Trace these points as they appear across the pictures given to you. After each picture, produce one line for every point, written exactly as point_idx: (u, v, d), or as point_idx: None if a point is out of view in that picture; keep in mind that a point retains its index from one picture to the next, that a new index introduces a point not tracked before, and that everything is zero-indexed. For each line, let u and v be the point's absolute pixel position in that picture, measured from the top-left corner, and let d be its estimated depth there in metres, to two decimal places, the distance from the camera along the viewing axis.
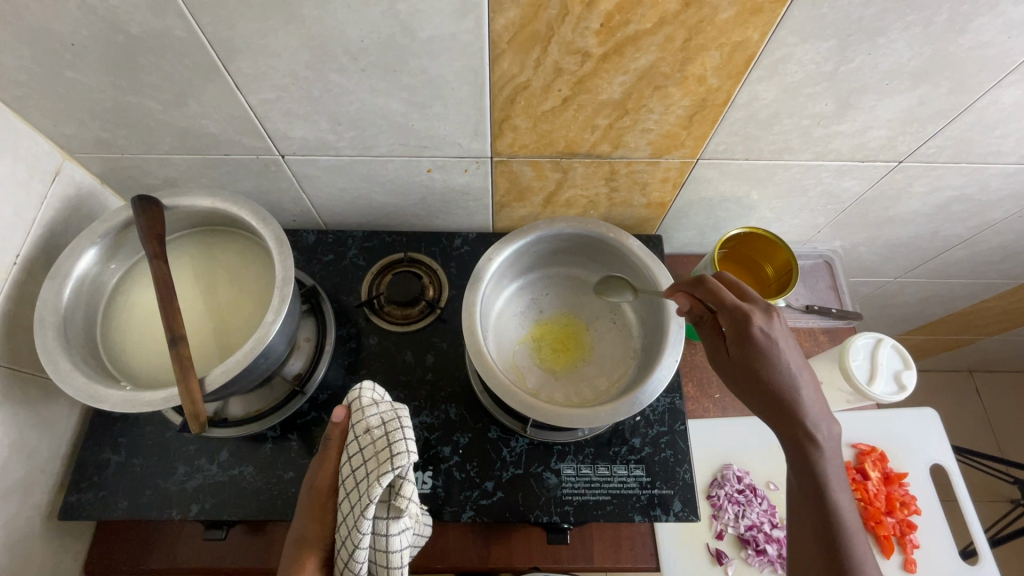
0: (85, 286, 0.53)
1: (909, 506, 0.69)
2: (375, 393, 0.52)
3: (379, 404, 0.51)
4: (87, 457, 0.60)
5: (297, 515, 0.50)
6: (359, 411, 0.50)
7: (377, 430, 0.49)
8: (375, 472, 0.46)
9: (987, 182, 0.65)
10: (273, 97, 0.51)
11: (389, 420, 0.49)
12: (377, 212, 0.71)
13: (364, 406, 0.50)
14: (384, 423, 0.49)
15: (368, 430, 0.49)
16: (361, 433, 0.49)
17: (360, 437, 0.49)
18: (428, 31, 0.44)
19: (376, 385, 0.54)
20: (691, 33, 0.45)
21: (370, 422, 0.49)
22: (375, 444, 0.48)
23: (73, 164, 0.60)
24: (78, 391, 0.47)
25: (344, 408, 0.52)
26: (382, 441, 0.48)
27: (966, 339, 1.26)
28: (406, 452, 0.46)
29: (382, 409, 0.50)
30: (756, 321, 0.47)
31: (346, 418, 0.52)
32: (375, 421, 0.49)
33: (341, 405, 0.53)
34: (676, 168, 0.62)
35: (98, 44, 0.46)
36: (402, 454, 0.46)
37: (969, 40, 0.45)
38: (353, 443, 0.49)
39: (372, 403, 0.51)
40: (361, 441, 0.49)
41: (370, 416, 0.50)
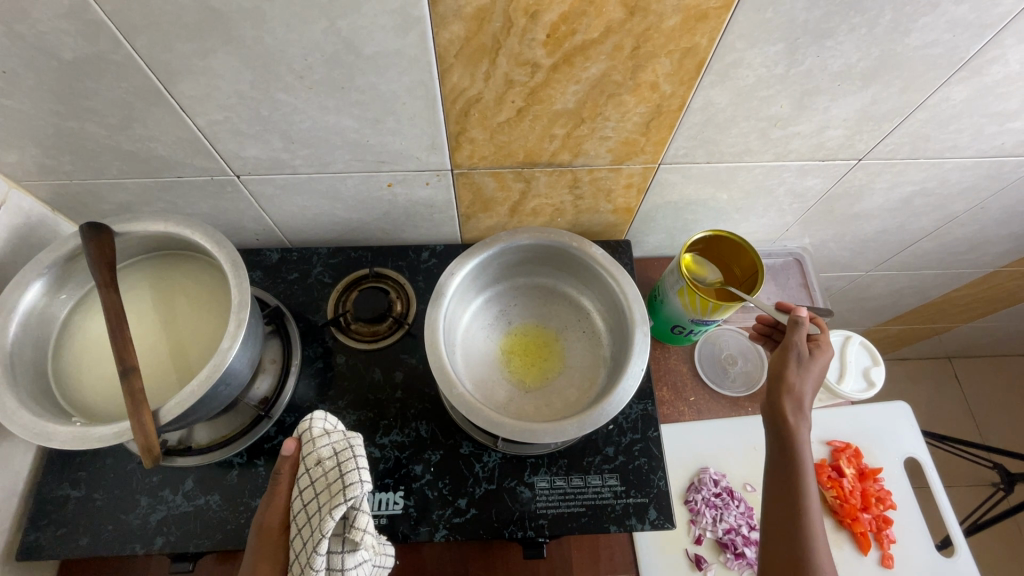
0: (32, 320, 0.52)
1: (885, 501, 0.69)
2: (326, 422, 0.51)
3: (331, 434, 0.50)
4: (45, 494, 0.58)
5: (247, 556, 0.48)
6: (310, 443, 0.49)
7: (329, 460, 0.48)
8: (327, 505, 0.45)
9: (946, 176, 0.66)
10: (221, 118, 0.50)
11: (341, 450, 0.48)
12: (342, 228, 0.69)
13: (314, 437, 0.49)
14: (336, 453, 0.48)
15: (319, 462, 0.48)
16: (312, 466, 0.48)
17: (312, 470, 0.48)
18: (372, 47, 0.43)
19: (328, 414, 0.52)
20: (639, 41, 0.44)
21: (321, 453, 0.48)
22: (326, 476, 0.47)
23: (20, 192, 0.58)
24: (25, 429, 0.45)
25: (293, 439, 0.50)
26: (334, 472, 0.46)
27: (942, 328, 1.27)
28: (358, 482, 0.45)
29: (334, 439, 0.49)
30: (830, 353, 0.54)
31: (296, 450, 0.50)
32: (327, 452, 0.48)
33: (290, 437, 0.51)
34: (639, 174, 0.62)
35: (32, 71, 0.44)
36: (355, 485, 0.45)
37: (914, 40, 0.45)
38: (304, 476, 0.48)
39: (323, 434, 0.50)
40: (313, 473, 0.48)
41: (322, 447, 0.49)
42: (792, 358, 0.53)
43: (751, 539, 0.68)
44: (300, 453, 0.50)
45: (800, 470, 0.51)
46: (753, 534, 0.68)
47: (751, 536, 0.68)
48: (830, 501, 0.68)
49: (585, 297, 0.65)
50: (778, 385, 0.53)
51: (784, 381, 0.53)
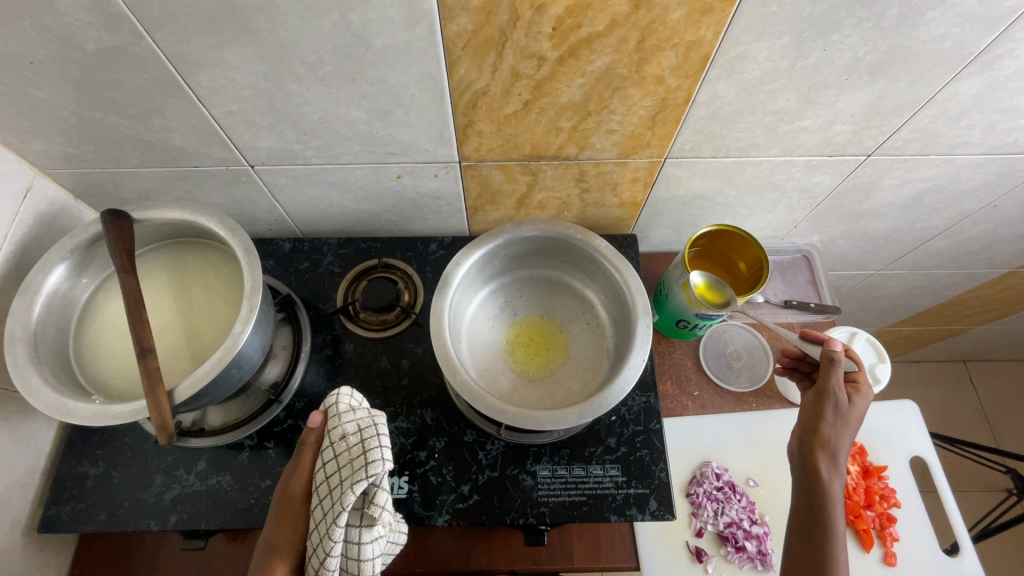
0: (56, 302, 0.54)
1: (889, 500, 0.68)
2: (352, 398, 0.52)
3: (356, 411, 0.51)
4: (65, 470, 0.61)
5: (269, 521, 0.50)
6: (336, 418, 0.50)
7: (353, 436, 0.49)
8: (349, 480, 0.46)
9: (958, 173, 0.65)
10: (236, 109, 0.52)
11: (366, 427, 0.49)
12: (352, 218, 0.71)
13: (341, 412, 0.51)
14: (360, 430, 0.49)
15: (344, 437, 0.49)
16: (337, 440, 0.49)
17: (336, 444, 0.49)
18: (382, 40, 0.44)
19: (355, 391, 0.54)
20: (644, 35, 0.45)
21: (346, 429, 0.50)
22: (350, 451, 0.48)
23: (45, 180, 0.60)
24: (48, 405, 0.47)
25: (321, 413, 0.52)
26: (357, 448, 0.48)
27: (956, 329, 1.25)
28: (380, 460, 0.46)
29: (359, 416, 0.50)
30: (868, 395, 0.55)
31: (323, 423, 0.52)
32: (352, 428, 0.49)
33: (318, 410, 0.53)
34: (645, 168, 0.62)
35: (57, 62, 0.46)
36: (377, 463, 0.46)
37: (923, 34, 0.45)
38: (329, 449, 0.49)
39: (349, 410, 0.51)
40: (337, 447, 0.49)
41: (347, 423, 0.50)
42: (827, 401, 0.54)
43: (753, 533, 0.68)
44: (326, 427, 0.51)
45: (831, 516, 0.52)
46: (755, 528, 0.68)
47: (753, 530, 0.68)
48: None
49: (589, 289, 0.65)
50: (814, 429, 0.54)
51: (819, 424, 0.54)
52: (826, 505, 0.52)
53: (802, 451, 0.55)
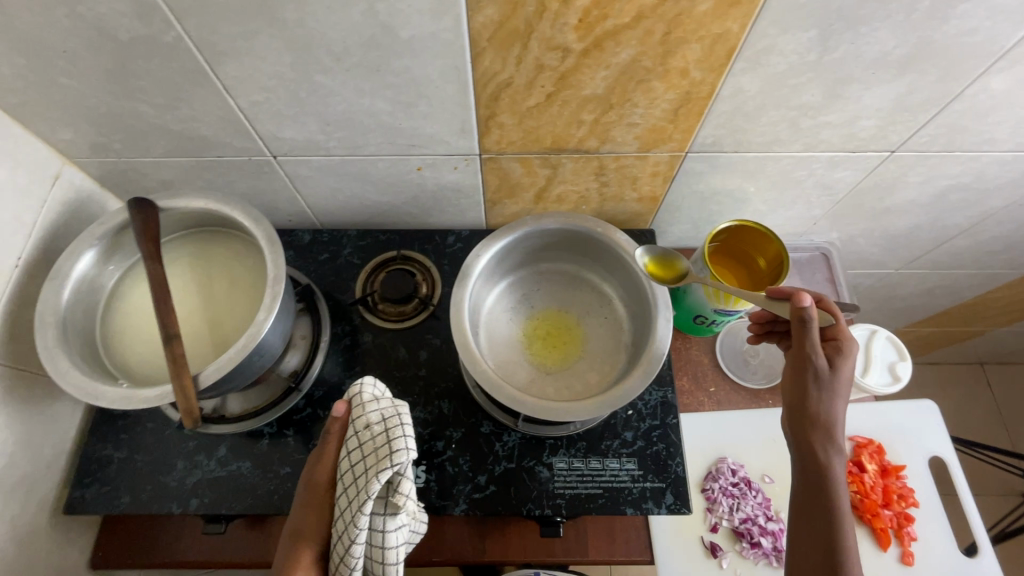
0: (84, 288, 0.55)
1: (907, 499, 0.68)
2: (376, 389, 0.52)
3: (379, 401, 0.51)
4: (90, 453, 0.62)
5: (295, 508, 0.51)
6: (360, 407, 0.51)
7: (377, 426, 0.49)
8: (374, 469, 0.47)
9: (983, 170, 0.64)
10: (262, 99, 0.52)
11: (389, 417, 0.50)
12: (371, 211, 0.71)
13: (365, 402, 0.51)
14: (384, 420, 0.49)
15: (368, 427, 0.50)
16: (361, 429, 0.50)
17: (360, 433, 0.50)
18: (408, 30, 0.45)
19: (378, 381, 0.54)
20: (670, 27, 0.45)
21: (370, 418, 0.50)
22: (374, 440, 0.49)
23: (72, 168, 0.61)
24: (77, 388, 0.49)
25: (345, 402, 0.52)
26: (382, 438, 0.48)
27: (975, 331, 1.24)
28: (404, 449, 0.47)
29: (382, 405, 0.51)
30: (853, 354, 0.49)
31: (347, 413, 0.52)
32: (375, 418, 0.50)
33: (342, 400, 0.53)
34: (665, 162, 0.62)
35: (90, 51, 0.47)
36: (401, 452, 0.47)
37: (953, 27, 0.44)
38: (353, 438, 0.50)
39: (372, 400, 0.51)
40: (361, 437, 0.49)
41: (371, 413, 0.50)
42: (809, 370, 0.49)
43: (768, 529, 0.68)
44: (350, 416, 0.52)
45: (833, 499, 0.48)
46: (770, 524, 0.68)
47: (768, 526, 0.68)
48: (850, 496, 0.68)
49: (607, 283, 0.66)
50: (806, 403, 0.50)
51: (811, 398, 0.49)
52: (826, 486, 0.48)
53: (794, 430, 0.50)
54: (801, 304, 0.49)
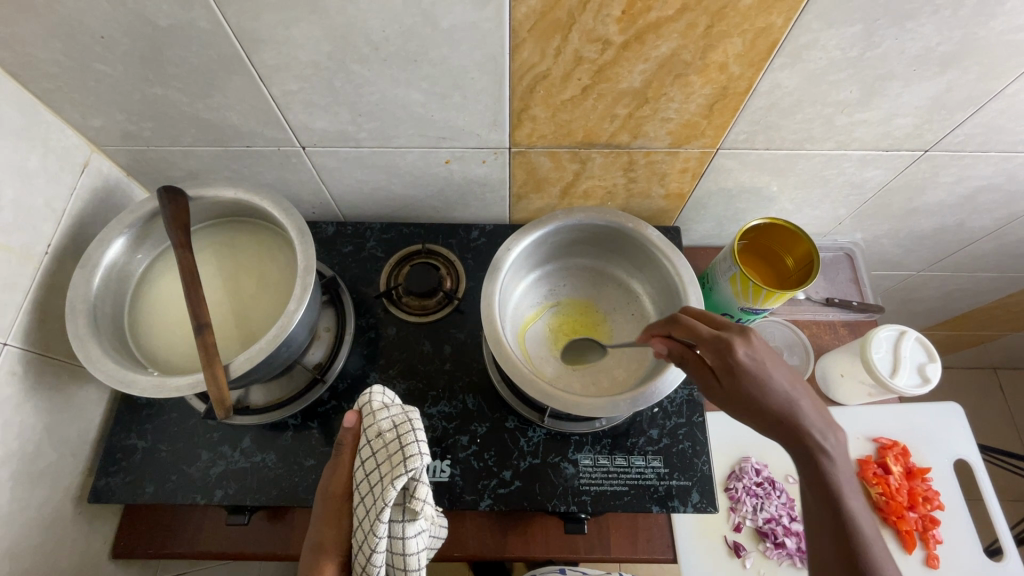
0: (113, 276, 0.55)
1: (932, 502, 0.68)
2: (385, 396, 0.52)
3: (390, 408, 0.52)
4: (115, 442, 0.62)
5: (313, 521, 0.50)
6: (370, 416, 0.51)
7: (389, 433, 0.49)
8: (389, 475, 0.46)
9: (1016, 171, 0.63)
10: (296, 88, 0.52)
11: (401, 423, 0.50)
12: (395, 204, 0.71)
13: (375, 410, 0.51)
14: (395, 426, 0.49)
15: (380, 434, 0.49)
16: (373, 437, 0.50)
17: (372, 441, 0.49)
18: (449, 20, 0.44)
19: (386, 389, 0.54)
20: (713, 20, 0.44)
21: (382, 426, 0.50)
22: (388, 447, 0.48)
23: (100, 156, 0.61)
24: (109, 375, 0.48)
25: (354, 412, 0.52)
26: (394, 444, 0.48)
27: (991, 335, 1.23)
28: (418, 455, 0.46)
29: (392, 412, 0.51)
30: (738, 346, 0.45)
31: (357, 422, 0.52)
32: (387, 425, 0.50)
33: (352, 410, 0.53)
34: (696, 159, 0.61)
35: (127, 37, 0.47)
36: (415, 457, 0.46)
37: (1000, 24, 0.44)
38: (366, 446, 0.50)
39: (382, 408, 0.51)
40: (374, 445, 0.49)
41: (382, 420, 0.50)
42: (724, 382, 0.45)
43: (792, 530, 0.68)
44: (361, 425, 0.52)
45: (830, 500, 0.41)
46: (795, 525, 0.68)
47: (793, 527, 0.68)
48: (875, 498, 0.67)
49: (635, 280, 0.65)
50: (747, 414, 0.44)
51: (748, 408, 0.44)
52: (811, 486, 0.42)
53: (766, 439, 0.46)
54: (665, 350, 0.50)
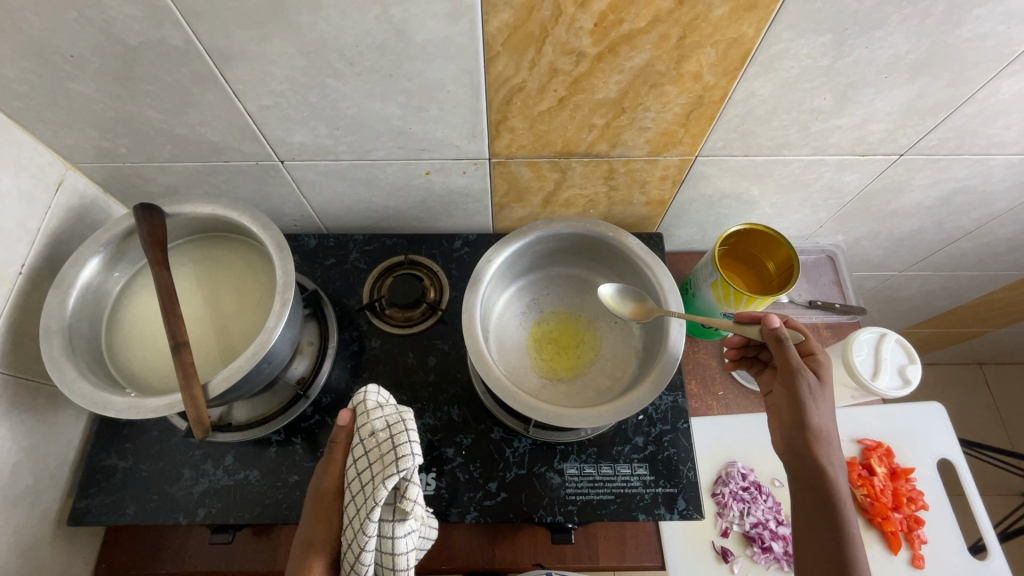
0: (89, 295, 0.54)
1: (917, 502, 0.68)
2: (380, 396, 0.51)
3: (384, 407, 0.51)
4: (94, 463, 0.61)
5: (304, 519, 0.49)
6: (364, 415, 0.50)
7: (382, 432, 0.48)
8: (380, 475, 0.46)
9: (990, 173, 0.64)
10: (272, 104, 0.52)
11: (394, 423, 0.49)
12: (377, 215, 0.71)
13: (369, 410, 0.50)
14: (389, 426, 0.48)
15: (373, 434, 0.48)
16: (366, 437, 0.49)
17: (366, 441, 0.49)
18: (423, 35, 0.44)
19: (381, 388, 0.53)
20: (685, 31, 0.45)
21: (375, 425, 0.49)
22: (380, 447, 0.47)
23: (76, 173, 0.61)
24: (84, 398, 0.48)
25: (349, 411, 0.51)
26: (387, 444, 0.47)
27: (975, 332, 1.24)
28: (410, 455, 0.46)
29: (386, 412, 0.50)
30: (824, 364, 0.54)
31: (352, 421, 0.51)
32: (380, 424, 0.49)
33: (347, 409, 0.52)
34: (675, 166, 0.62)
35: (97, 55, 0.46)
36: (407, 457, 0.46)
37: (967, 31, 0.44)
38: (359, 446, 0.49)
39: (376, 407, 0.50)
40: (367, 444, 0.48)
41: (375, 419, 0.49)
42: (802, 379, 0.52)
43: (779, 534, 0.68)
44: (355, 425, 0.51)
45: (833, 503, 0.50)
46: (781, 528, 0.68)
47: (779, 530, 0.68)
48: (860, 499, 0.68)
49: None
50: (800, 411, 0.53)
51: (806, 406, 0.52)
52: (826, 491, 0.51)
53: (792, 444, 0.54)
54: (772, 326, 0.53)
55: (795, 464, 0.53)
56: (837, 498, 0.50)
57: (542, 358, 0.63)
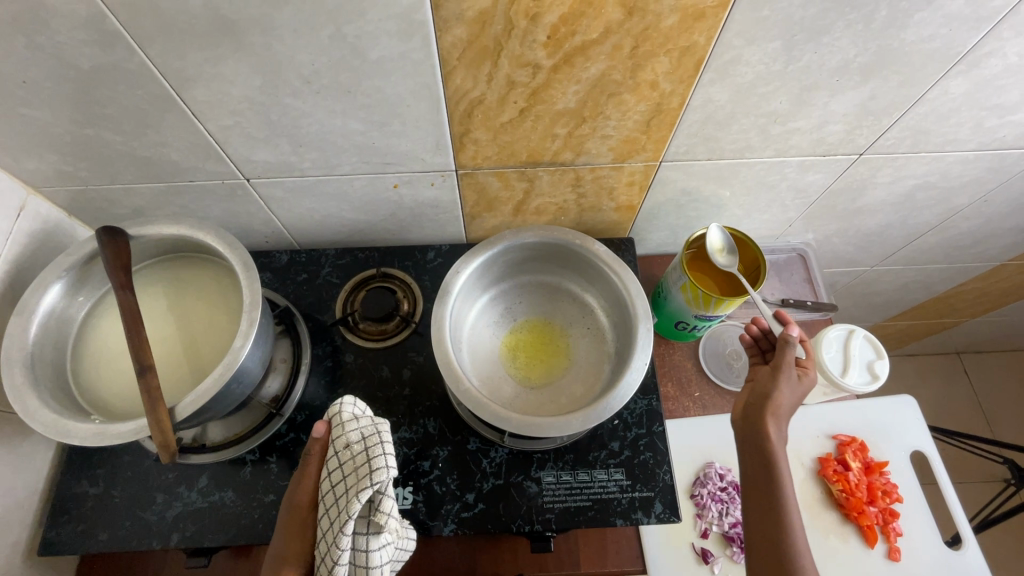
0: (53, 321, 0.53)
1: (891, 495, 0.70)
2: (356, 407, 0.51)
3: (360, 419, 0.50)
4: (65, 491, 0.60)
5: (277, 533, 0.49)
6: (339, 427, 0.50)
7: (357, 445, 0.48)
8: (354, 488, 0.45)
9: (948, 169, 0.66)
10: (232, 123, 0.52)
11: (370, 435, 0.48)
12: (348, 229, 0.71)
13: (344, 421, 0.50)
14: (364, 438, 0.48)
15: (348, 446, 0.48)
16: (341, 449, 0.49)
17: (340, 453, 0.48)
18: (377, 52, 0.45)
19: (358, 399, 0.53)
20: (638, 41, 0.45)
21: (350, 437, 0.49)
22: (354, 460, 0.47)
23: (38, 198, 0.60)
24: (47, 426, 0.47)
25: (324, 422, 0.51)
26: (362, 457, 0.47)
27: (950, 323, 1.27)
28: (384, 467, 0.45)
29: (362, 424, 0.50)
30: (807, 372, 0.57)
31: (327, 433, 0.51)
32: (355, 436, 0.49)
33: (322, 420, 0.52)
34: (641, 172, 0.62)
35: (51, 80, 0.46)
36: (381, 470, 0.45)
37: (911, 34, 0.46)
38: (333, 459, 0.49)
39: (352, 418, 0.50)
40: (341, 457, 0.48)
41: (351, 432, 0.49)
42: (783, 374, 0.56)
43: None
44: (330, 436, 0.50)
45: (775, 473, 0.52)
46: None
47: None
48: (836, 495, 0.69)
49: (589, 294, 0.66)
50: (765, 396, 0.55)
51: (773, 394, 0.55)
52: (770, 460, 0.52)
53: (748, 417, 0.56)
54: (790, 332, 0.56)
55: (746, 442, 0.55)
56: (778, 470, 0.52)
57: (517, 364, 0.63)
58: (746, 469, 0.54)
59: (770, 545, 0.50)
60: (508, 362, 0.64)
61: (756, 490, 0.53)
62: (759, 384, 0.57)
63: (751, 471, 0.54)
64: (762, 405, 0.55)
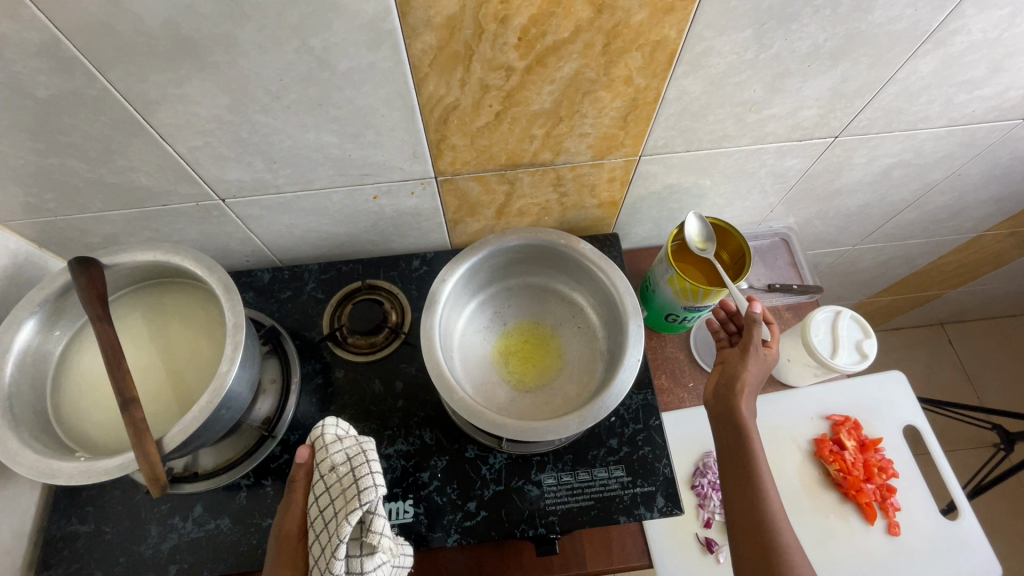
0: (29, 358, 0.52)
1: (887, 471, 0.70)
2: (339, 428, 0.50)
3: (344, 440, 0.49)
4: (55, 531, 0.58)
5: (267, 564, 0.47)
6: (323, 449, 0.49)
7: (343, 466, 0.47)
8: (343, 511, 0.45)
9: (921, 146, 0.66)
10: (201, 143, 0.50)
11: (355, 456, 0.48)
12: (330, 243, 0.70)
13: (328, 444, 0.49)
14: (349, 459, 0.48)
15: (333, 468, 0.48)
16: (327, 472, 0.48)
17: (326, 476, 0.48)
18: (345, 63, 0.44)
19: (339, 419, 0.52)
20: (609, 38, 0.45)
21: (335, 459, 0.48)
22: (341, 482, 0.47)
23: (4, 232, 0.58)
24: (31, 469, 0.45)
25: (307, 447, 0.50)
26: (348, 478, 0.46)
27: (932, 295, 1.29)
28: (373, 487, 0.45)
29: (346, 444, 0.49)
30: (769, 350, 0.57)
31: (311, 457, 0.50)
32: (341, 458, 0.48)
33: (304, 445, 0.50)
34: (621, 167, 0.62)
35: (8, 112, 0.44)
36: (370, 489, 0.45)
37: (878, 17, 0.46)
38: (319, 483, 0.48)
39: (336, 440, 0.49)
40: (327, 480, 0.48)
41: (335, 453, 0.48)
42: (750, 356, 0.55)
43: None
44: (314, 460, 0.49)
45: (748, 449, 0.52)
46: None
47: None
48: (834, 474, 0.69)
49: (576, 294, 0.66)
50: (732, 379, 0.55)
51: (740, 376, 0.55)
52: (742, 436, 0.53)
53: (719, 396, 0.56)
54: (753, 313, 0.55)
55: (719, 420, 0.55)
56: (750, 444, 0.53)
57: (506, 367, 0.63)
58: (720, 446, 0.55)
59: (747, 525, 0.51)
60: (497, 366, 0.63)
61: (732, 466, 0.53)
62: (729, 365, 0.57)
63: (727, 454, 0.54)
64: (731, 388, 0.55)
